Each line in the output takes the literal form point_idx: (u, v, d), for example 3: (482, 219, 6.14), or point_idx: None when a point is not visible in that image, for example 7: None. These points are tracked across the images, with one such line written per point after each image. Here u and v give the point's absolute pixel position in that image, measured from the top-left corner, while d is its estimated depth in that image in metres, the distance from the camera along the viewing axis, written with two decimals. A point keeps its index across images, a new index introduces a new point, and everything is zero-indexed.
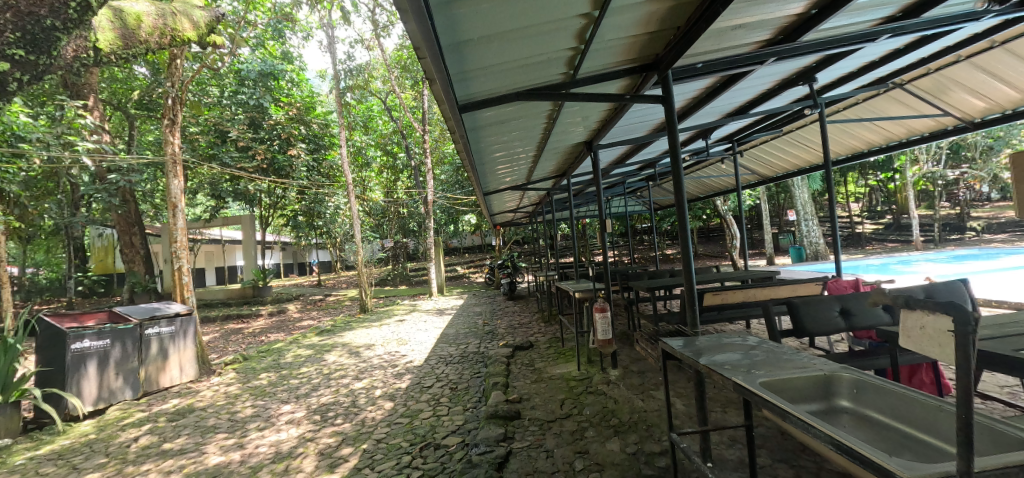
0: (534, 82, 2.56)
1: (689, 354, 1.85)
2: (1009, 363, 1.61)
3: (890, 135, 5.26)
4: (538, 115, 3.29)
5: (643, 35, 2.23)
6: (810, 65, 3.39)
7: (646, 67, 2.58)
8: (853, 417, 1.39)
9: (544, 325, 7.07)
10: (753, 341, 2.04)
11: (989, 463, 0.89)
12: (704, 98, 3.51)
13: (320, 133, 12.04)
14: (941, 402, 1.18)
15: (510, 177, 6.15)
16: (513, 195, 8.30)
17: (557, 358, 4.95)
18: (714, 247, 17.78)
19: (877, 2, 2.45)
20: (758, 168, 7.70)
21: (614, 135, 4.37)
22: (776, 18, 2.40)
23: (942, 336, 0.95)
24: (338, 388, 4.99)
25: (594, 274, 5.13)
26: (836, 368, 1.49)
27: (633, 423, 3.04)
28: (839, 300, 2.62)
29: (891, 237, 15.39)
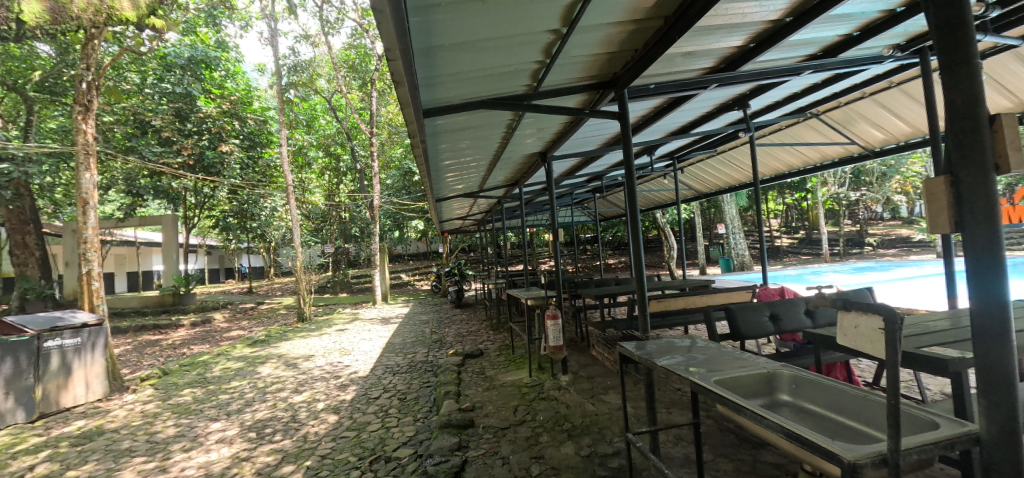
0: (497, 92, 2.60)
1: (645, 357, 1.95)
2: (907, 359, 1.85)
3: (805, 158, 5.88)
4: (498, 124, 3.34)
5: (603, 54, 2.34)
6: (744, 93, 3.73)
7: (604, 84, 2.70)
8: (793, 409, 1.53)
9: (493, 332, 7.09)
10: (700, 343, 2.20)
11: (910, 443, 1.03)
12: (653, 117, 3.74)
13: (256, 130, 11.28)
14: (867, 393, 1.33)
15: (463, 185, 6.15)
16: (464, 202, 8.28)
17: (508, 365, 4.99)
18: (652, 258, 18.76)
19: (804, 40, 2.76)
20: (695, 183, 8.25)
21: (567, 146, 4.53)
22: (719, 48, 2.62)
23: (875, 333, 1.09)
24: (275, 402, 4.68)
25: (544, 281, 5.16)
26: (776, 366, 1.63)
27: (586, 426, 3.12)
28: (769, 306, 2.87)
29: (804, 250, 17.07)
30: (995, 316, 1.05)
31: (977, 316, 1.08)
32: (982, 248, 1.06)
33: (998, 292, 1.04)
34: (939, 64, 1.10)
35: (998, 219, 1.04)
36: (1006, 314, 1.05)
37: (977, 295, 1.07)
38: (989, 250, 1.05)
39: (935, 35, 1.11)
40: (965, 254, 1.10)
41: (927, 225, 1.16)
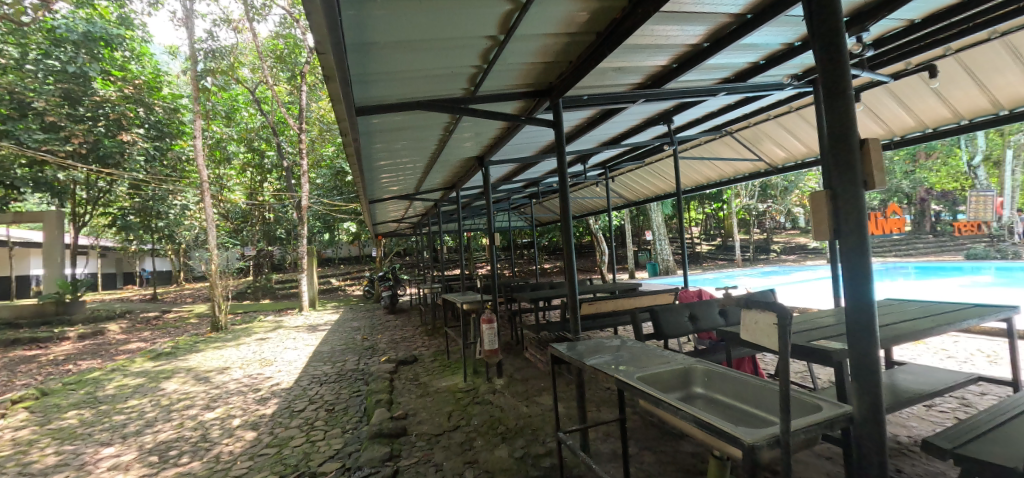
0: (434, 93, 2.58)
1: (575, 357, 2.02)
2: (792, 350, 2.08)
3: (721, 171, 6.43)
4: (435, 126, 3.31)
5: (538, 64, 2.40)
6: (668, 108, 4.01)
7: (539, 92, 2.78)
8: (705, 400, 1.65)
9: (427, 338, 6.96)
10: (627, 342, 2.32)
11: (799, 424, 1.16)
12: (586, 127, 3.90)
13: (166, 119, 10.21)
14: (765, 381, 1.48)
15: (398, 187, 6.00)
16: (399, 205, 8.06)
17: (443, 371, 4.93)
18: (585, 262, 19.44)
19: (719, 64, 3.02)
20: (624, 192, 8.69)
21: (504, 152, 4.58)
22: (646, 66, 2.80)
23: (769, 327, 1.22)
24: (182, 420, 4.24)
25: (480, 285, 5.16)
26: (691, 361, 1.76)
27: (519, 428, 3.16)
28: (688, 307, 3.10)
29: (720, 256, 18.58)
30: (863, 310, 1.24)
31: (851, 311, 1.26)
32: (854, 253, 1.23)
33: (864, 290, 1.22)
34: (822, 94, 1.26)
35: (864, 228, 1.21)
36: (872, 308, 1.23)
37: (850, 292, 1.25)
38: (858, 255, 1.23)
39: (820, 67, 1.27)
40: (841, 258, 1.27)
41: (813, 232, 1.32)
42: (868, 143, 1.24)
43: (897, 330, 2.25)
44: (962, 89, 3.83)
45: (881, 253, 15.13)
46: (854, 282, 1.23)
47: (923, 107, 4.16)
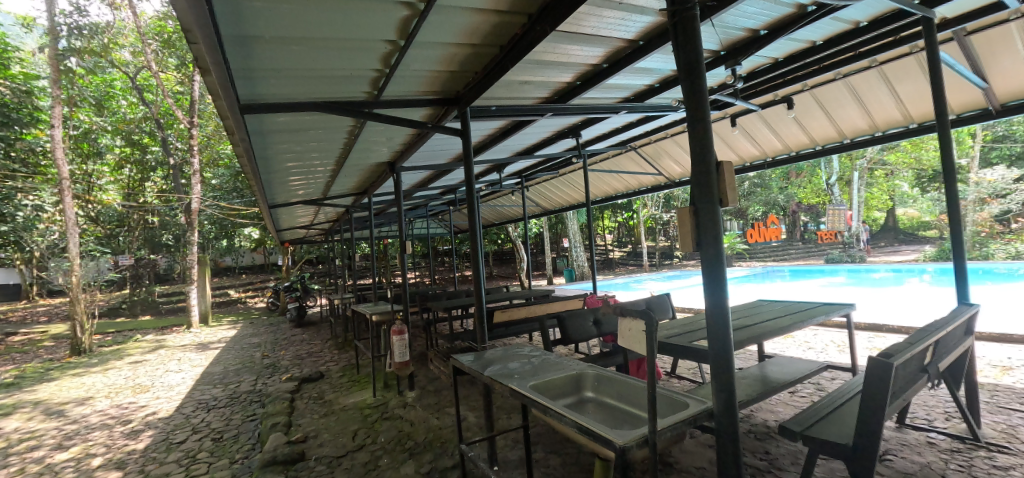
0: (333, 95, 2.45)
1: (475, 369, 2.01)
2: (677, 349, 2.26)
3: (627, 183, 6.89)
4: (338, 129, 3.14)
5: (444, 72, 2.39)
6: (576, 123, 4.21)
7: (447, 101, 2.76)
8: (596, 404, 1.72)
9: (337, 352, 6.55)
10: (529, 350, 2.36)
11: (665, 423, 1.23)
12: (498, 137, 3.96)
13: (13, 103, 8.59)
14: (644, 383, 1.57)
15: (304, 191, 5.62)
16: (307, 210, 7.55)
17: (351, 386, 4.67)
18: (506, 269, 19.69)
19: (619, 84, 3.23)
20: (540, 201, 8.95)
21: (417, 159, 4.49)
22: (551, 81, 2.91)
23: (638, 331, 1.29)
24: (22, 466, 3.54)
25: (392, 294, 4.98)
26: (583, 367, 1.82)
27: (428, 442, 3.08)
28: (593, 313, 3.25)
29: (630, 262, 19.87)
30: (720, 314, 1.36)
31: (710, 315, 1.38)
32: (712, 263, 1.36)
33: (722, 296, 1.35)
34: (686, 117, 1.37)
35: (721, 240, 1.34)
36: (728, 312, 1.36)
37: (709, 299, 1.38)
38: (716, 264, 1.35)
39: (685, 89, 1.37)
40: (702, 267, 1.39)
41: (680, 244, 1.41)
42: (724, 164, 1.38)
43: (764, 329, 2.59)
44: (816, 119, 4.62)
45: (762, 258, 17.20)
46: (713, 289, 1.36)
47: (789, 132, 4.92)
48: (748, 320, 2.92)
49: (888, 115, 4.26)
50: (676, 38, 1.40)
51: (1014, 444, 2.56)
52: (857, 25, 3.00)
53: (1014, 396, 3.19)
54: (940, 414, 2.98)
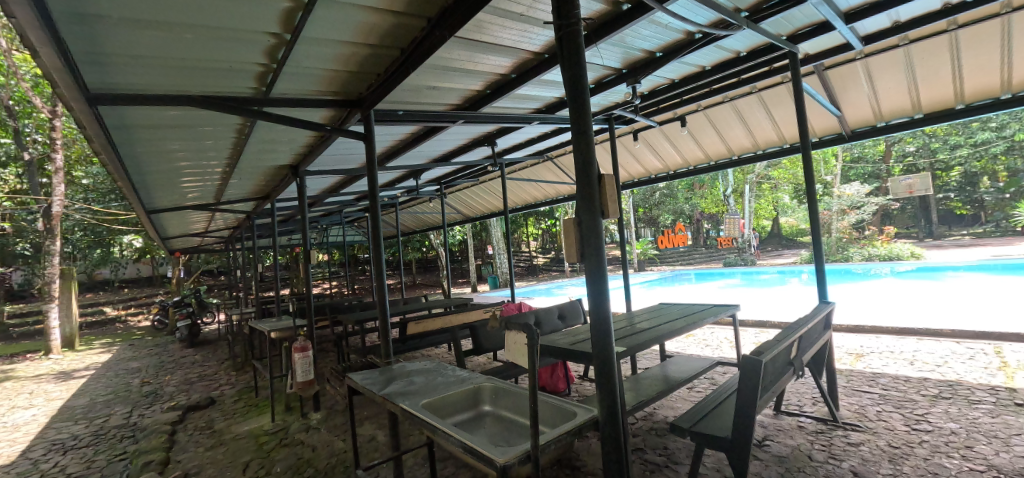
0: (213, 87, 2.21)
1: (370, 389, 1.88)
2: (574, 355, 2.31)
3: (545, 191, 7.07)
4: (223, 127, 2.85)
5: (342, 72, 2.25)
6: (491, 131, 4.22)
7: (349, 102, 2.62)
8: (493, 418, 1.68)
9: (235, 373, 5.92)
10: (431, 364, 2.29)
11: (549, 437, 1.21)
12: (411, 143, 3.85)
13: None
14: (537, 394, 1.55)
15: (193, 194, 5.03)
16: (200, 216, 6.78)
17: (247, 412, 4.22)
18: (430, 277, 19.27)
19: (529, 95, 3.30)
20: (462, 208, 8.93)
21: (324, 162, 4.22)
22: (460, 88, 2.89)
23: (519, 345, 1.26)
24: None
25: (295, 308, 4.62)
26: (481, 380, 1.78)
27: (330, 468, 2.86)
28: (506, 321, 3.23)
29: (553, 268, 20.43)
30: (603, 319, 1.43)
31: (594, 323, 1.44)
32: (595, 274, 1.42)
33: (605, 302, 1.41)
34: (571, 129, 1.39)
35: (602, 252, 1.41)
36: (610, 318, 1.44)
37: (593, 305, 1.44)
38: (599, 275, 1.41)
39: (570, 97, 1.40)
40: (586, 275, 1.44)
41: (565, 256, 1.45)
42: (605, 177, 1.44)
43: (662, 331, 2.76)
44: (708, 135, 5.09)
45: (671, 262, 18.60)
46: (596, 296, 1.42)
47: (686, 146, 5.37)
48: (647, 322, 3.10)
49: (767, 137, 4.83)
50: (561, 53, 1.41)
51: (865, 423, 2.95)
52: (738, 54, 3.34)
53: (865, 380, 3.70)
54: (808, 399, 3.36)
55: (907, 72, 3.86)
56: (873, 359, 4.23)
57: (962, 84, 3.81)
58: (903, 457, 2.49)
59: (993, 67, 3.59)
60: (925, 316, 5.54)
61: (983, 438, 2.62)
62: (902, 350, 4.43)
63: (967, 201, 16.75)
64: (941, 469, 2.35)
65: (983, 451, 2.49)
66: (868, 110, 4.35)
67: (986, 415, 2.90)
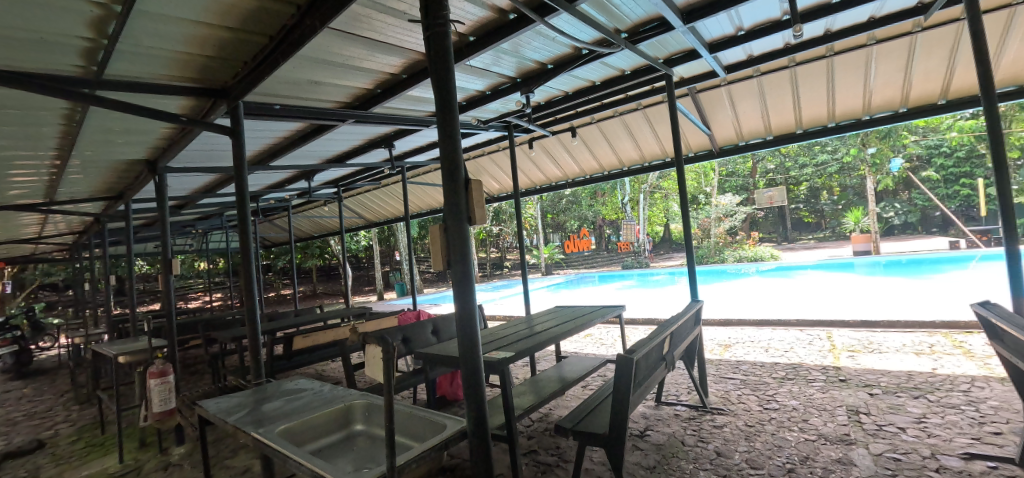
0: (20, 60, 1.84)
1: (223, 415, 1.65)
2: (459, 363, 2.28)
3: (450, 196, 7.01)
4: (45, 113, 2.39)
5: (198, 56, 2.03)
6: (388, 133, 4.16)
7: (212, 92, 2.38)
8: (366, 437, 1.58)
9: (74, 408, 4.93)
10: (302, 381, 2.06)
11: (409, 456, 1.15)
12: (298, 141, 3.65)
13: None
14: (411, 409, 1.49)
15: (13, 191, 4.11)
16: (27, 217, 5.57)
17: (88, 454, 3.54)
18: (332, 286, 17.97)
19: (423, 99, 3.37)
20: (363, 212, 8.60)
21: (191, 158, 3.73)
22: (347, 86, 2.82)
23: (375, 358, 1.23)
24: None
25: (152, 327, 4.04)
26: (355, 397, 1.68)
27: None
28: (400, 331, 3.06)
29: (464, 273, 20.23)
30: (469, 315, 1.56)
31: (461, 320, 1.56)
32: (460, 279, 1.56)
33: (469, 299, 1.55)
34: (438, 138, 1.52)
35: (468, 258, 1.56)
36: (475, 316, 1.57)
37: (459, 302, 1.56)
38: (464, 278, 1.56)
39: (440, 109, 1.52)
40: (454, 281, 1.57)
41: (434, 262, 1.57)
42: (471, 183, 1.58)
43: (553, 332, 2.86)
44: (601, 146, 5.43)
45: (576, 266, 19.51)
46: (461, 294, 1.55)
47: (581, 155, 5.67)
48: (541, 324, 3.21)
49: (652, 151, 5.30)
50: (431, 66, 1.53)
51: (728, 406, 3.32)
52: (622, 72, 3.62)
53: (731, 368, 4.18)
54: (684, 389, 3.71)
55: (760, 100, 4.50)
56: (738, 348, 4.80)
57: (799, 112, 4.53)
58: (756, 434, 2.84)
59: (822, 98, 4.31)
60: (778, 310, 6.44)
61: (815, 411, 3.09)
62: (760, 339, 5.09)
63: (812, 211, 19.99)
64: (784, 441, 2.71)
65: (814, 422, 2.93)
66: (731, 131, 4.97)
67: (818, 391, 3.43)
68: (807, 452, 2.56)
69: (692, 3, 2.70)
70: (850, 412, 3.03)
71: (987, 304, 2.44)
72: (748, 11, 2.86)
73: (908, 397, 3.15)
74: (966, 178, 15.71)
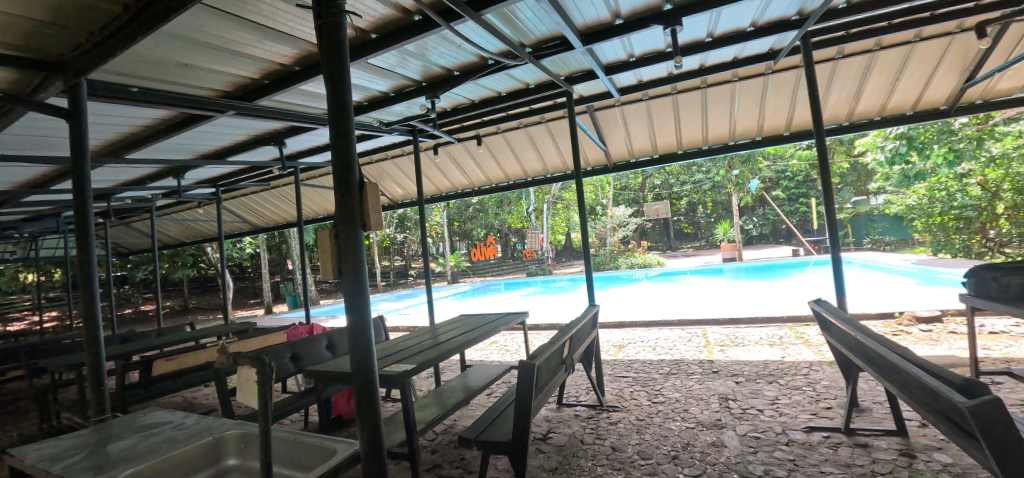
0: None
1: (45, 462, 1.34)
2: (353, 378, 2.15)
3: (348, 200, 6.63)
4: None
5: (23, 20, 1.81)
6: (279, 129, 3.95)
7: (47, 66, 2.15)
8: (240, 472, 1.41)
9: None
10: (159, 414, 1.74)
11: None
12: (166, 132, 3.28)
13: None
14: (293, 434, 1.36)
15: None
16: None
17: None
18: (207, 300, 15.78)
19: (318, 95, 3.28)
20: (249, 217, 8.03)
21: (14, 143, 3.06)
22: (228, 73, 2.65)
23: (249, 381, 1.20)
24: None
25: None
26: (227, 428, 1.48)
27: None
28: (290, 347, 2.71)
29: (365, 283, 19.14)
30: (361, 327, 1.46)
31: (351, 332, 1.46)
32: (352, 290, 1.45)
33: (363, 309, 1.45)
34: (331, 136, 1.41)
35: (361, 267, 1.45)
36: (369, 328, 1.47)
37: (351, 314, 1.45)
38: (357, 288, 1.46)
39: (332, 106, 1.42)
40: (346, 293, 1.46)
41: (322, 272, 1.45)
42: (367, 186, 1.48)
43: (457, 341, 2.82)
44: (506, 156, 5.53)
45: (483, 274, 19.59)
46: (353, 304, 1.45)
47: (487, 163, 5.73)
48: (445, 334, 3.15)
49: (554, 163, 5.55)
50: (324, 59, 1.42)
51: (621, 403, 3.55)
52: (527, 85, 3.72)
53: (624, 367, 4.49)
54: (583, 390, 3.89)
55: (648, 122, 4.95)
56: (630, 348, 5.17)
57: (680, 135, 5.07)
58: (646, 427, 3.07)
59: (698, 123, 4.88)
60: (664, 312, 7.09)
61: (693, 401, 3.44)
62: (649, 339, 5.55)
63: (690, 223, 22.53)
64: (669, 431, 2.97)
65: (693, 411, 3.26)
66: (624, 149, 5.39)
67: (696, 383, 3.83)
68: (687, 439, 2.83)
69: (590, 26, 2.89)
70: (722, 399, 3.41)
71: (820, 300, 2.92)
72: (638, 40, 3.14)
73: (765, 383, 3.66)
74: (803, 198, 18.96)
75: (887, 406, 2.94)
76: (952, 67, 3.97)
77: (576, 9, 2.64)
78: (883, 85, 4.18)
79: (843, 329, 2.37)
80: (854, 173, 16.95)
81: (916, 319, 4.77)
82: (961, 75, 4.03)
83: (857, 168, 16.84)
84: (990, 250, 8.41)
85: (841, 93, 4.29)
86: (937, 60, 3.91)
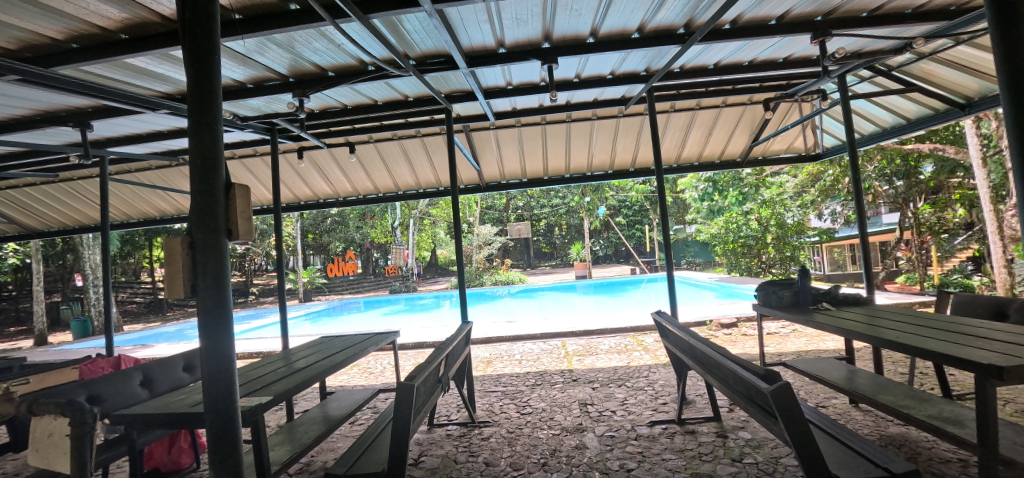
0: None
1: None
2: (184, 418, 1.75)
3: None
4: None
5: None
6: (83, 108, 3.16)
7: None
8: None
9: None
10: None
11: None
12: None
13: None
14: None
15: None
16: None
17: None
18: None
19: (150, 74, 2.75)
20: (20, 215, 6.27)
21: None
22: (18, 26, 2.13)
23: None
24: None
25: None
26: None
27: None
28: (84, 387, 2.03)
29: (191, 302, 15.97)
30: (217, 353, 1.24)
31: (205, 358, 1.22)
32: (211, 307, 1.23)
33: (221, 333, 1.23)
34: (189, 123, 1.19)
35: (223, 280, 1.24)
36: (231, 354, 1.25)
37: (205, 338, 1.23)
38: (215, 305, 1.24)
39: (195, 89, 1.21)
40: (197, 314, 1.23)
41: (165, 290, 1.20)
42: (235, 188, 1.29)
43: (320, 367, 2.54)
44: (377, 167, 5.31)
45: (340, 291, 18.07)
46: (209, 326, 1.22)
47: (356, 173, 5.40)
48: (303, 360, 2.81)
49: (428, 178, 5.49)
50: (185, 32, 1.21)
51: (492, 417, 3.61)
52: (404, 98, 3.64)
53: (493, 381, 4.61)
54: (454, 408, 3.86)
55: (520, 147, 5.26)
56: (498, 363, 5.32)
57: (547, 162, 5.50)
58: (516, 438, 3.17)
59: (563, 152, 5.37)
60: (530, 325, 7.48)
61: (558, 409, 3.68)
62: (514, 353, 5.79)
63: (548, 243, 24.35)
64: (538, 440, 3.12)
65: (558, 418, 3.48)
66: (496, 171, 5.61)
67: (559, 392, 4.10)
68: (554, 445, 3.01)
69: (475, 50, 2.99)
70: (582, 405, 3.72)
71: (658, 311, 3.38)
72: (516, 70, 3.34)
73: (616, 386, 4.12)
74: (638, 224, 22.21)
75: (706, 398, 3.55)
76: (743, 129, 5.14)
77: (463, 31, 2.70)
78: (700, 137, 5.17)
79: (678, 335, 2.79)
80: (675, 206, 20.25)
81: (721, 326, 5.95)
82: (750, 135, 5.24)
83: (678, 203, 20.23)
84: (764, 270, 10.99)
85: (672, 139, 5.17)
86: (735, 122, 5.05)
